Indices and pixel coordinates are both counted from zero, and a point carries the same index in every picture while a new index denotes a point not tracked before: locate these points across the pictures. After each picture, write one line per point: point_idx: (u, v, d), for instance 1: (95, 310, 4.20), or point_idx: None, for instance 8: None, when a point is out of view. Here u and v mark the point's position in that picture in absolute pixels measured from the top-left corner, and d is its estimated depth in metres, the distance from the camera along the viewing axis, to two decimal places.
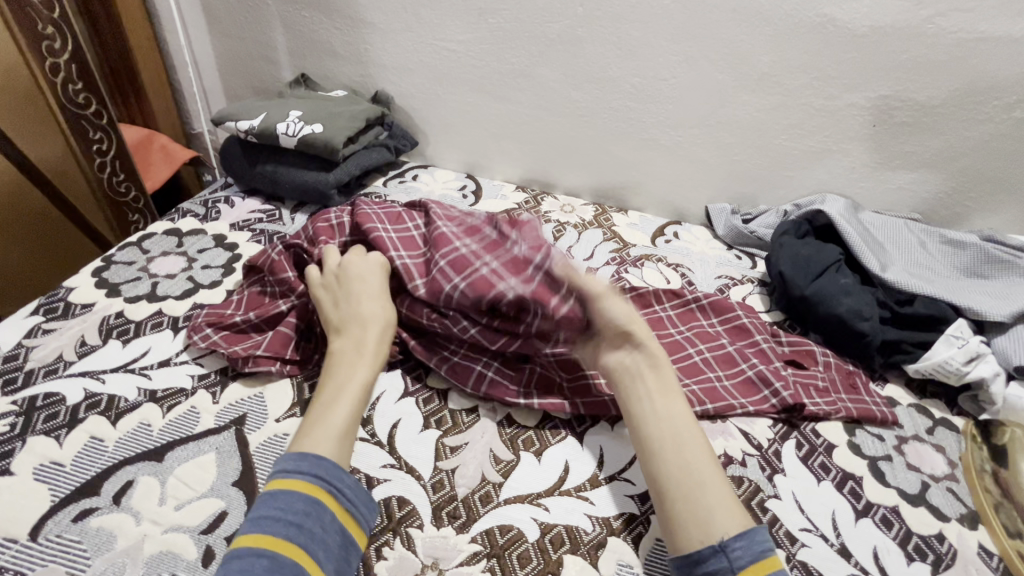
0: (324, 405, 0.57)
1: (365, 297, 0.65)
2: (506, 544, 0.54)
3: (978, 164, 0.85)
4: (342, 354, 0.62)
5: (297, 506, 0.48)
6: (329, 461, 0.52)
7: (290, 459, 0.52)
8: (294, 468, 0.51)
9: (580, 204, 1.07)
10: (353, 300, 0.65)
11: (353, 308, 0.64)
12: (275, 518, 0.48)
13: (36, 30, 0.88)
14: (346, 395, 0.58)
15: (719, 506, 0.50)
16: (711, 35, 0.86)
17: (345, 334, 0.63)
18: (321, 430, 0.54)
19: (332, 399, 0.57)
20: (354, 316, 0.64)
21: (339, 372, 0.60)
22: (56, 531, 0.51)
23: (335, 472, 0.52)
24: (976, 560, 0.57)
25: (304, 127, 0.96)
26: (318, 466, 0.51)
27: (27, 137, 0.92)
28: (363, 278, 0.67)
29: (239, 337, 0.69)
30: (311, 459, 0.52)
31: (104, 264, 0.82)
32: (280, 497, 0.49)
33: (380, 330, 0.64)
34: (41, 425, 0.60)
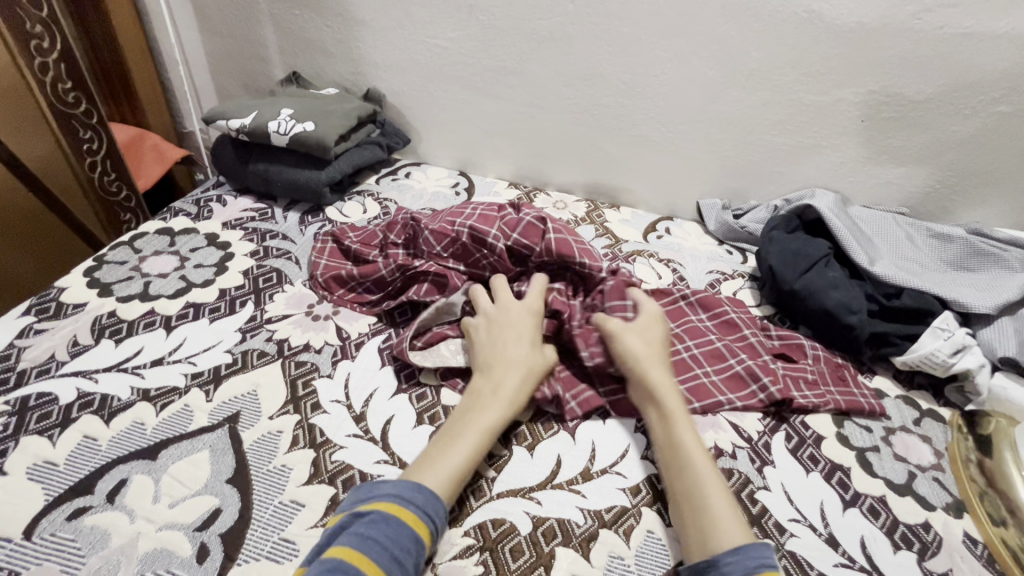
0: (450, 440, 0.57)
1: (511, 343, 0.65)
2: (499, 537, 0.55)
3: (963, 158, 0.86)
4: (478, 394, 0.62)
5: (406, 543, 0.48)
6: (439, 500, 0.52)
7: (410, 489, 0.51)
8: (411, 500, 0.51)
9: (572, 201, 1.08)
10: (506, 343, 0.65)
11: (500, 348, 0.65)
12: (382, 546, 0.47)
13: (24, 30, 0.88)
14: (469, 437, 0.57)
15: (719, 524, 0.51)
16: (700, 31, 0.86)
17: (487, 372, 0.63)
18: (438, 466, 0.54)
19: (459, 434, 0.57)
20: (498, 357, 0.64)
21: (476, 405, 0.60)
22: (50, 530, 0.51)
23: (441, 515, 0.52)
24: (961, 548, 0.59)
25: (295, 125, 0.95)
26: (431, 504, 0.51)
27: (16, 136, 0.92)
28: (521, 323, 0.67)
29: (340, 256, 0.84)
30: (423, 493, 0.52)
31: (96, 263, 0.82)
32: (391, 526, 0.49)
33: (522, 376, 0.63)
34: (34, 425, 0.60)
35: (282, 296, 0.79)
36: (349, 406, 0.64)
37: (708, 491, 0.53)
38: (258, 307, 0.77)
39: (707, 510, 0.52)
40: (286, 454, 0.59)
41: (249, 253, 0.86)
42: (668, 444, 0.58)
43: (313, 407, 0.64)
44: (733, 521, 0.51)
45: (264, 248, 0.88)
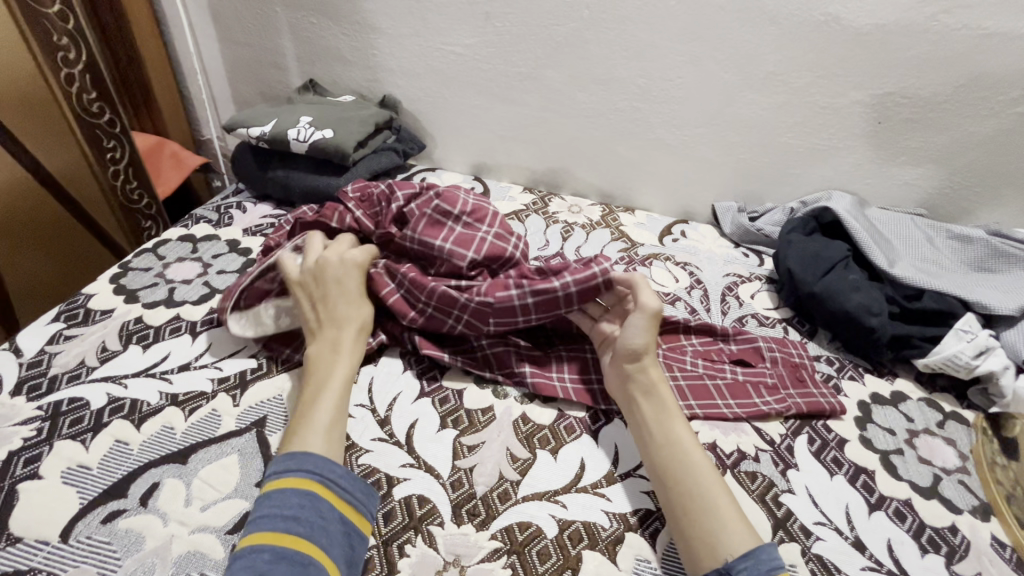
0: (306, 406, 0.60)
1: (339, 301, 0.68)
2: (526, 540, 0.55)
3: (983, 159, 0.86)
4: (317, 358, 0.65)
5: (290, 500, 0.51)
6: (317, 455, 0.54)
7: (281, 461, 0.54)
8: (286, 468, 0.53)
9: (587, 204, 1.08)
10: (333, 304, 0.68)
11: (329, 312, 0.68)
12: (271, 515, 0.50)
13: (51, 42, 0.89)
14: (325, 397, 0.60)
15: (728, 528, 0.51)
16: (716, 35, 0.87)
17: (320, 339, 0.66)
18: (310, 429, 0.57)
19: (317, 395, 0.60)
20: (327, 321, 0.67)
21: (323, 366, 0.63)
22: (86, 533, 0.52)
23: (323, 463, 0.54)
24: (989, 551, 0.58)
25: (314, 132, 0.97)
26: (307, 462, 0.53)
27: (43, 147, 0.93)
28: (341, 281, 0.70)
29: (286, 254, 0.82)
30: (299, 457, 0.54)
31: (121, 270, 0.83)
32: (273, 497, 0.51)
33: (355, 330, 0.67)
34: (67, 430, 0.61)
35: None
36: (374, 411, 0.65)
37: (712, 494, 0.54)
38: None
39: (714, 516, 0.52)
40: None
41: None
42: (664, 450, 0.59)
43: None
44: (739, 522, 0.52)
45: None
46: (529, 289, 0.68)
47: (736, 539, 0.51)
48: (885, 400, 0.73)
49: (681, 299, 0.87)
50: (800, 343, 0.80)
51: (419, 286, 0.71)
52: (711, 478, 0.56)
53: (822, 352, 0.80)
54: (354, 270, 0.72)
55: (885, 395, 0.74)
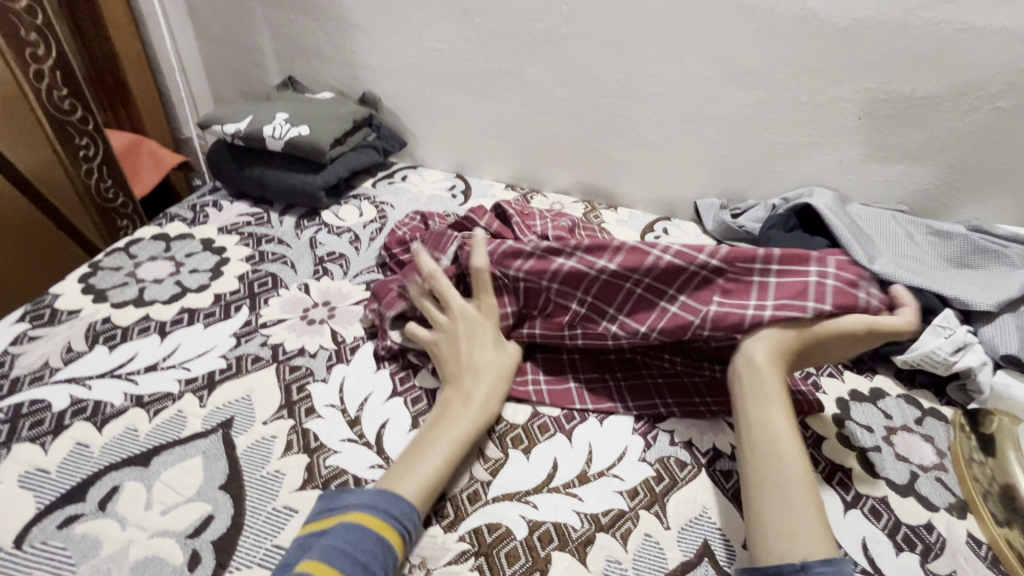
0: (422, 446, 0.56)
1: (477, 347, 0.65)
2: (494, 542, 0.54)
3: (963, 155, 0.86)
4: (449, 403, 0.61)
5: (368, 546, 0.47)
6: (408, 504, 0.52)
7: (372, 494, 0.51)
8: (375, 505, 0.50)
9: (569, 202, 1.07)
10: (469, 349, 0.65)
11: (463, 358, 0.64)
12: (343, 552, 0.47)
13: (19, 38, 0.88)
14: (440, 444, 0.56)
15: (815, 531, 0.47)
16: (695, 30, 0.86)
17: (456, 384, 0.63)
18: (414, 474, 0.54)
19: (434, 438, 0.57)
20: (463, 365, 0.64)
21: (450, 412, 0.60)
22: (41, 539, 0.51)
23: (410, 514, 0.51)
24: (965, 549, 0.58)
25: (290, 129, 0.95)
26: (398, 506, 0.51)
27: (13, 146, 0.92)
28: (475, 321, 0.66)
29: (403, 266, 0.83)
30: (386, 496, 0.51)
31: (90, 270, 0.82)
32: (352, 532, 0.48)
33: (493, 379, 0.63)
34: (26, 432, 0.59)
35: (277, 301, 0.79)
36: (343, 411, 0.64)
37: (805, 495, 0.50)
38: (253, 311, 0.77)
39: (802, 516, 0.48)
40: (279, 459, 0.58)
41: (244, 258, 0.86)
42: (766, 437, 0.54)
43: (307, 411, 0.63)
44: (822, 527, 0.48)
45: (259, 253, 0.88)
46: (776, 269, 0.62)
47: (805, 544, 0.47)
48: (864, 397, 0.73)
49: None
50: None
51: (603, 246, 0.66)
52: (799, 477, 0.51)
53: None
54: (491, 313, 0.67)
55: (863, 391, 0.74)
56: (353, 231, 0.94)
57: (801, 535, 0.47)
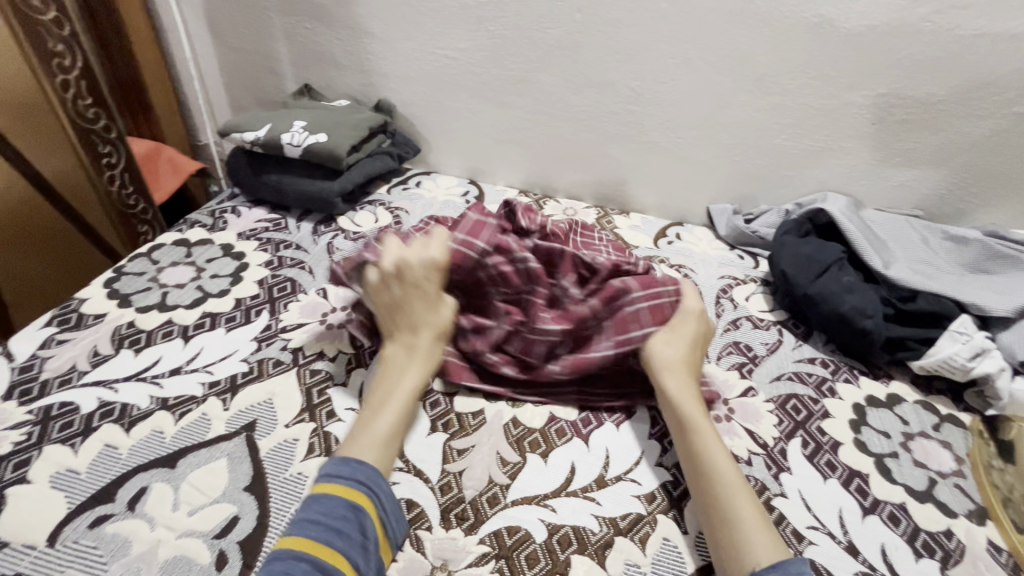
0: (369, 416, 0.60)
1: (416, 307, 0.66)
2: (514, 545, 0.55)
3: (979, 159, 0.86)
4: (393, 360, 0.65)
5: (337, 511, 0.50)
6: (368, 467, 0.54)
7: (332, 465, 0.54)
8: (337, 473, 0.53)
9: (582, 208, 1.08)
10: (411, 308, 0.66)
11: (403, 318, 0.66)
12: (315, 521, 0.50)
13: (46, 49, 0.90)
14: (390, 405, 0.60)
15: (759, 541, 0.50)
16: (708, 37, 0.87)
17: (397, 339, 0.66)
18: (367, 439, 0.57)
19: (380, 406, 0.60)
20: (405, 323, 0.66)
21: (392, 377, 0.63)
22: (73, 537, 0.52)
23: (374, 478, 0.54)
24: (984, 556, 0.58)
25: (308, 136, 0.97)
26: (359, 471, 0.54)
27: (39, 154, 0.94)
28: (419, 284, 0.66)
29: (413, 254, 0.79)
30: (351, 464, 0.54)
31: (114, 275, 0.83)
32: (322, 502, 0.51)
33: (432, 337, 0.66)
34: (56, 434, 0.61)
35: (297, 305, 0.80)
36: None
37: (742, 511, 0.52)
38: (273, 316, 0.78)
39: (744, 529, 0.51)
40: (302, 461, 0.59)
41: (263, 263, 0.88)
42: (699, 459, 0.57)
43: (328, 414, 0.64)
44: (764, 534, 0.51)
45: (278, 258, 0.89)
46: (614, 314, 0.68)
47: (763, 551, 0.50)
48: (881, 402, 0.73)
49: None
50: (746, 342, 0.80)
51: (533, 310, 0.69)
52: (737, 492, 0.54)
53: (817, 354, 0.80)
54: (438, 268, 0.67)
55: (880, 397, 0.74)
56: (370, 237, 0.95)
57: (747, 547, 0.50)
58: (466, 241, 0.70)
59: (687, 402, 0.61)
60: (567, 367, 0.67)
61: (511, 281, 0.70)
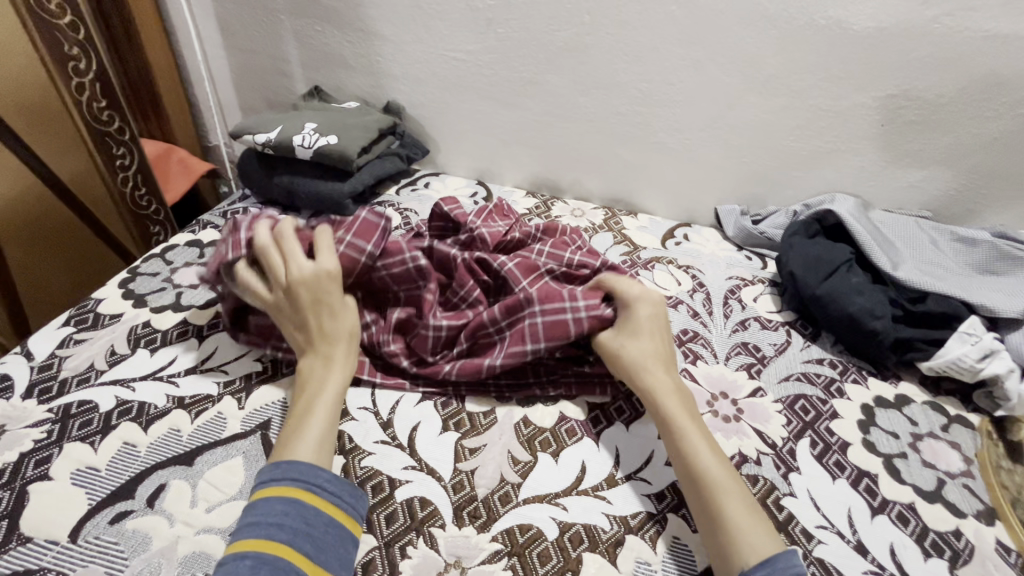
0: (297, 422, 0.59)
1: (324, 313, 0.66)
2: (526, 542, 0.56)
3: (988, 161, 0.86)
4: (309, 373, 0.64)
5: (276, 508, 0.51)
6: (305, 464, 0.54)
7: (266, 471, 0.54)
8: (271, 476, 0.53)
9: (590, 208, 1.08)
10: (317, 318, 0.66)
11: (312, 325, 0.65)
12: (255, 523, 0.50)
13: (62, 52, 0.91)
14: (315, 410, 0.60)
15: (748, 537, 0.51)
16: (717, 39, 0.87)
17: (312, 351, 0.65)
18: (301, 441, 0.57)
19: (309, 409, 0.60)
20: (318, 330, 0.65)
21: (312, 385, 0.63)
22: (94, 533, 0.53)
23: (309, 470, 0.54)
24: (994, 556, 0.58)
25: (318, 138, 0.98)
26: (292, 469, 0.54)
27: (55, 156, 0.95)
28: (316, 295, 0.66)
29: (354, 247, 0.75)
30: (284, 464, 0.54)
31: (129, 275, 0.84)
32: (259, 505, 0.51)
33: (347, 340, 0.66)
34: (76, 432, 0.62)
35: None
36: (377, 414, 0.66)
37: (730, 507, 0.53)
38: None
39: (733, 526, 0.52)
40: None
41: None
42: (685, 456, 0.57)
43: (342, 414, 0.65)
44: (755, 530, 0.51)
45: None
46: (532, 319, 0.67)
47: (751, 547, 0.50)
48: (890, 403, 0.73)
49: (683, 302, 0.87)
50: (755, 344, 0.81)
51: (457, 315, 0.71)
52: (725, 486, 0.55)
53: (825, 354, 0.80)
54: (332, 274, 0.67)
55: (889, 398, 0.74)
56: None
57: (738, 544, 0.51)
58: (353, 246, 0.70)
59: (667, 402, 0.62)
60: (458, 369, 0.68)
61: (400, 279, 0.71)
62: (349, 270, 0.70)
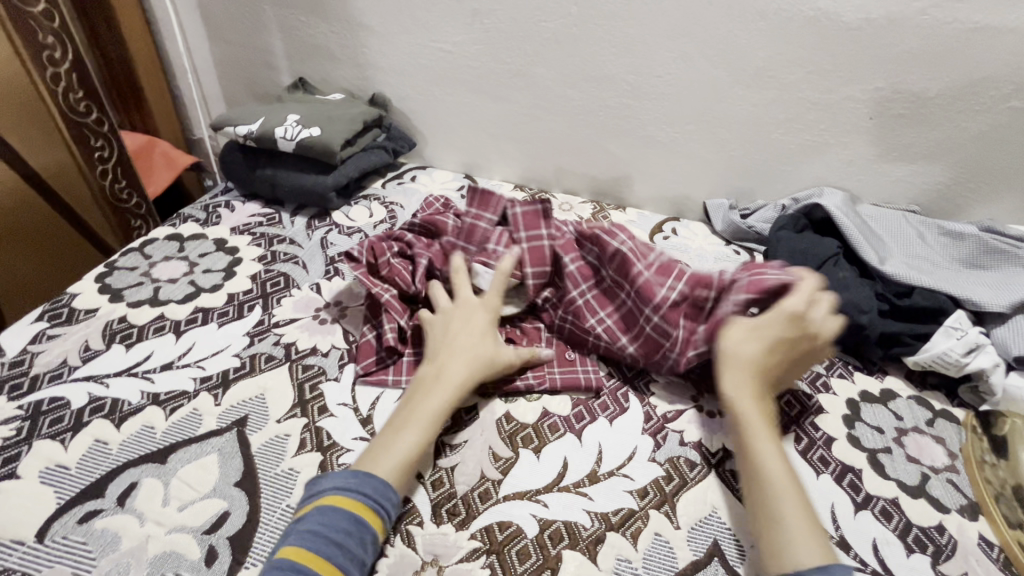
0: (392, 433, 0.57)
1: (462, 332, 0.65)
2: (505, 540, 0.55)
3: (976, 155, 0.85)
4: (422, 382, 0.61)
5: (341, 525, 0.49)
6: (382, 483, 0.53)
7: (343, 477, 0.52)
8: (347, 486, 0.52)
9: (578, 203, 1.07)
10: (456, 334, 0.64)
11: (449, 343, 0.64)
12: (316, 534, 0.48)
13: (37, 41, 0.89)
14: (416, 421, 0.57)
15: (806, 544, 0.48)
16: (705, 31, 0.86)
17: (433, 364, 0.62)
18: (387, 453, 0.55)
19: (405, 421, 0.57)
20: (448, 347, 0.64)
21: (422, 391, 0.60)
22: (62, 533, 0.52)
23: (384, 492, 0.52)
24: (976, 551, 0.58)
25: (301, 131, 0.96)
26: (369, 486, 0.52)
27: (31, 148, 0.94)
28: (472, 317, 0.66)
29: (539, 256, 0.73)
30: (359, 477, 0.53)
31: (106, 269, 0.83)
32: (327, 515, 0.50)
33: (469, 365, 0.62)
34: (46, 429, 0.60)
35: (290, 300, 0.79)
36: (356, 409, 0.64)
37: (790, 508, 0.50)
38: (266, 311, 0.77)
39: (789, 528, 0.49)
40: (293, 456, 0.59)
41: (256, 258, 0.87)
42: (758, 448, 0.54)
43: (320, 410, 0.64)
44: (810, 538, 0.48)
45: (271, 253, 0.89)
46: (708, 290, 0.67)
47: (809, 554, 0.47)
48: (875, 398, 0.73)
49: None
50: None
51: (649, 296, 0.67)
52: (787, 488, 0.52)
53: None
54: (490, 309, 0.68)
55: (874, 393, 0.73)
56: (364, 231, 0.95)
57: (796, 548, 0.48)
58: (534, 238, 0.74)
59: (746, 403, 0.57)
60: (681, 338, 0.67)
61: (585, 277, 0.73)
62: (539, 259, 0.73)
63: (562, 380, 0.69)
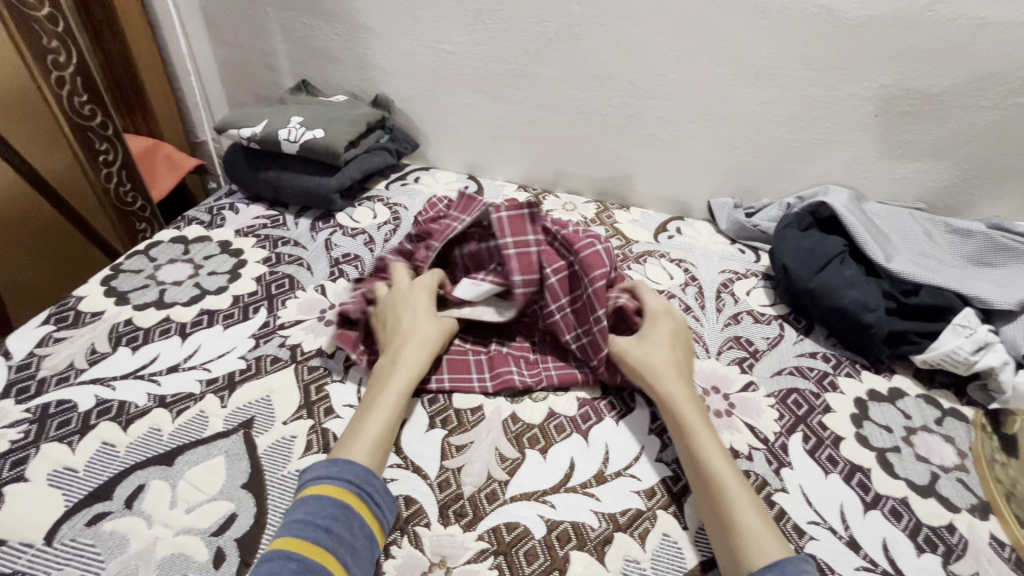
0: (356, 423, 0.59)
1: (409, 317, 0.68)
2: (512, 541, 0.55)
3: (983, 151, 0.85)
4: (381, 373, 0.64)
5: (326, 510, 0.50)
6: (358, 467, 0.54)
7: (323, 466, 0.54)
8: (327, 475, 0.53)
9: (582, 202, 1.07)
10: (402, 320, 0.68)
11: (397, 328, 0.67)
12: (303, 522, 0.49)
13: (40, 45, 0.89)
14: (382, 404, 0.60)
15: (757, 537, 0.50)
16: (708, 29, 0.86)
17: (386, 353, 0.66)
18: (357, 440, 0.57)
19: (368, 408, 0.60)
20: (396, 335, 0.67)
21: (382, 378, 0.63)
22: (70, 536, 0.52)
23: (364, 477, 0.54)
24: (987, 550, 0.57)
25: (304, 133, 0.96)
26: (349, 472, 0.53)
27: (34, 151, 0.94)
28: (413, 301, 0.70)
29: (528, 263, 0.71)
30: (340, 464, 0.54)
31: (112, 272, 0.83)
32: (310, 503, 0.51)
33: (417, 346, 0.65)
34: (54, 432, 0.61)
35: (295, 302, 0.79)
36: None
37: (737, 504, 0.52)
38: (271, 313, 0.77)
39: (741, 524, 0.51)
40: (300, 458, 0.59)
41: (261, 260, 0.87)
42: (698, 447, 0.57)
43: (326, 412, 0.64)
44: (764, 533, 0.50)
45: (276, 255, 0.89)
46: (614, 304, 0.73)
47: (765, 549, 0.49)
48: (883, 397, 0.72)
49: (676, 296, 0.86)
50: (748, 341, 0.79)
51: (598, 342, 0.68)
52: (732, 483, 0.54)
53: (818, 348, 0.79)
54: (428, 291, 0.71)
55: (882, 391, 0.73)
56: (368, 233, 0.95)
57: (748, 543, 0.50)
58: (520, 243, 0.72)
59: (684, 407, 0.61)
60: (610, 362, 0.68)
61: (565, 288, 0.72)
62: (527, 266, 0.71)
63: (561, 377, 0.69)
